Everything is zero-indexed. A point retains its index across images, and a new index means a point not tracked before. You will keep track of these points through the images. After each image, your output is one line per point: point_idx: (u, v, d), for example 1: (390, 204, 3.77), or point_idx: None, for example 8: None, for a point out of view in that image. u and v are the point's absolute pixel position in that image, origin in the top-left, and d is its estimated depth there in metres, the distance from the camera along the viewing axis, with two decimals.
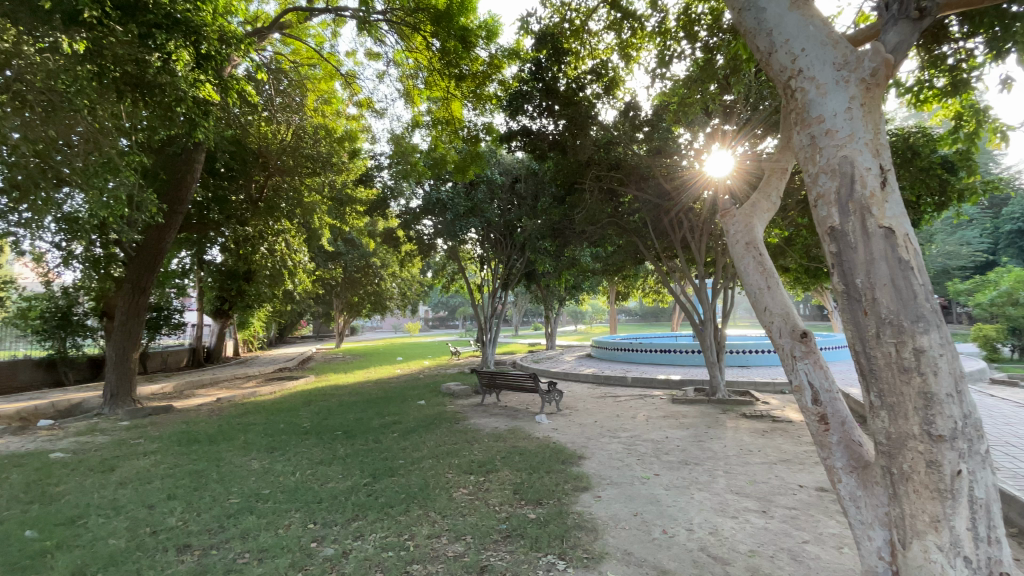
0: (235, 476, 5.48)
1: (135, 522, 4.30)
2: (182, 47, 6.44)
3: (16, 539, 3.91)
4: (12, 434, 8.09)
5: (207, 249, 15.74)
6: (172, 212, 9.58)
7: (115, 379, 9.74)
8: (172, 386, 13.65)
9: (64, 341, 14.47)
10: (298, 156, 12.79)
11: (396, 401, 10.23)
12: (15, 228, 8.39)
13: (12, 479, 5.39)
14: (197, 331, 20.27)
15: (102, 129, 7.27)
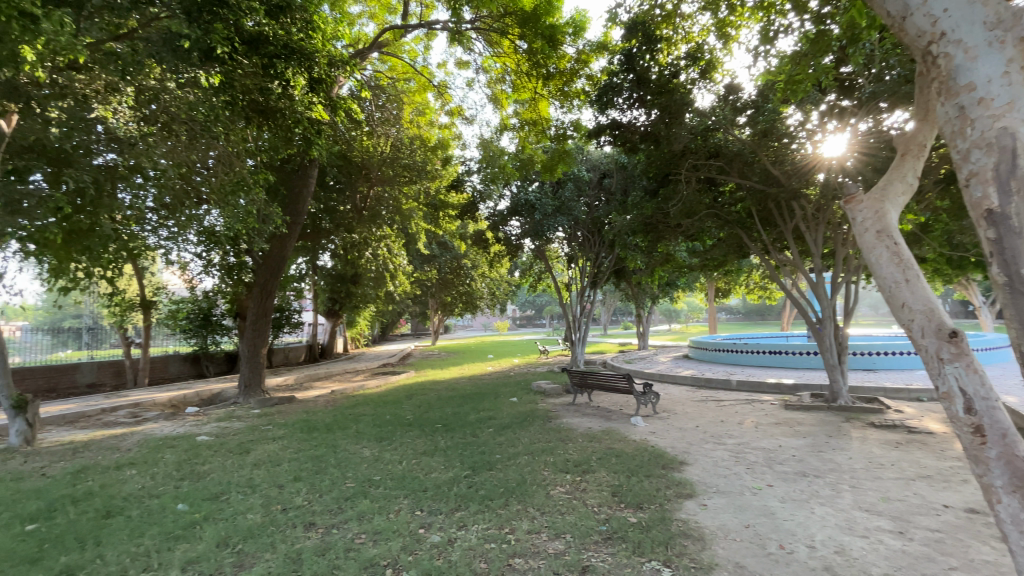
0: (350, 463, 5.98)
1: (268, 499, 4.84)
2: (299, 72, 7.24)
3: (177, 509, 4.58)
4: (170, 419, 9.51)
5: (320, 255, 17.32)
6: (292, 224, 10.67)
7: (249, 371, 11.09)
8: (294, 379, 15.26)
9: (207, 339, 16.75)
10: (397, 167, 13.25)
11: (490, 397, 10.51)
12: (166, 242, 9.77)
13: (171, 457, 6.33)
14: (312, 329, 22.43)
15: (233, 153, 8.33)
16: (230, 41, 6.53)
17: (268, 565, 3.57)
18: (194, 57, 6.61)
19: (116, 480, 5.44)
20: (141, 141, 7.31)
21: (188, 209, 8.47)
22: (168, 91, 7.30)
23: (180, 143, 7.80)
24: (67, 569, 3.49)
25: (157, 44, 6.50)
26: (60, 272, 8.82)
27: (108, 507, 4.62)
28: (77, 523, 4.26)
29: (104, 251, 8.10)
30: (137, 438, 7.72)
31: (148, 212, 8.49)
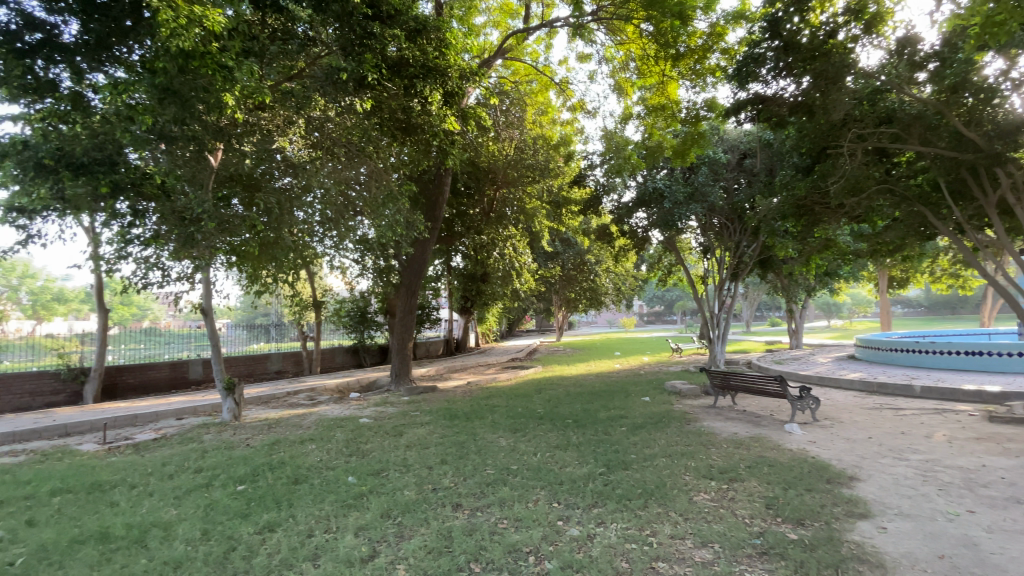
0: (489, 451, 6.32)
1: (420, 479, 5.34)
2: (435, 88, 7.94)
3: (347, 481, 5.28)
4: (338, 402, 10.99)
5: (454, 256, 18.53)
6: (432, 228, 11.76)
7: (398, 362, 12.30)
8: (435, 370, 16.66)
9: (363, 333, 19.01)
10: (521, 168, 13.86)
11: (621, 395, 10.30)
12: (330, 250, 11.24)
13: (340, 436, 7.32)
14: (449, 325, 24.16)
15: (382, 168, 9.32)
16: (378, 68, 7.38)
17: (424, 538, 3.94)
18: (349, 86, 7.57)
19: (300, 453, 6.45)
20: (310, 164, 8.72)
21: (348, 220, 9.58)
22: (330, 119, 8.54)
23: (339, 162, 8.95)
24: (271, 524, 4.23)
25: (321, 80, 7.40)
26: (253, 278, 10.63)
27: (296, 475, 5.50)
28: (275, 486, 5.14)
29: (285, 260, 9.50)
30: (314, 418, 9.06)
31: (315, 226, 9.69)
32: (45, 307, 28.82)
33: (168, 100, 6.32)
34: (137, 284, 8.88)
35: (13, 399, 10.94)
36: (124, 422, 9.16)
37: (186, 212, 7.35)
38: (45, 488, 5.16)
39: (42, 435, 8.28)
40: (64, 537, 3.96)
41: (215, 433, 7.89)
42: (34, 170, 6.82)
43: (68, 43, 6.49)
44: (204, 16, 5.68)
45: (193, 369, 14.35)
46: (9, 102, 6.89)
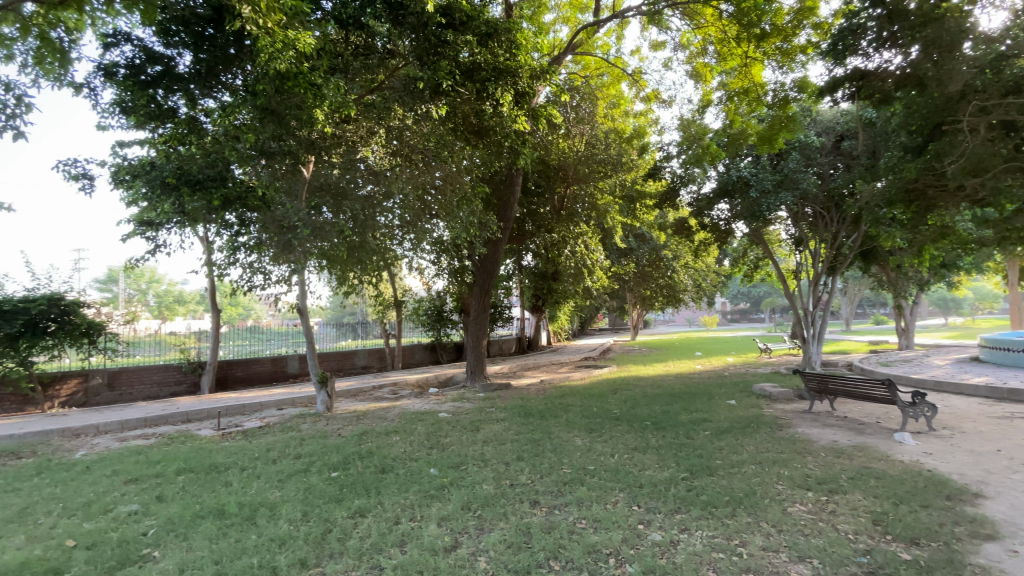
0: (565, 450, 6.30)
1: (498, 474, 5.45)
2: (506, 89, 8.05)
3: (429, 472, 5.51)
4: (419, 397, 11.49)
5: (525, 255, 18.66)
6: (505, 228, 11.91)
7: (474, 360, 12.57)
8: (509, 367, 16.90)
9: (440, 331, 19.81)
10: (592, 163, 13.46)
11: (703, 397, 9.83)
12: (409, 251, 11.73)
13: (421, 429, 7.65)
14: (521, 323, 24.37)
15: (456, 172, 9.60)
16: (452, 74, 7.66)
17: (503, 532, 4.02)
18: (425, 94, 7.85)
19: (386, 443, 6.82)
20: (391, 172, 9.10)
21: (426, 221, 10.14)
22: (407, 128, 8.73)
23: (416, 167, 9.29)
24: (362, 509, 4.52)
25: (400, 90, 7.85)
26: (341, 280, 11.38)
27: (383, 464, 5.83)
28: (364, 474, 5.48)
29: (369, 262, 10.04)
30: (398, 411, 9.54)
31: (396, 230, 10.16)
32: (168, 307, 32.75)
33: (266, 118, 6.91)
34: (245, 287, 9.82)
35: (144, 388, 12.60)
36: (234, 411, 10.20)
37: (284, 221, 8.01)
38: (171, 468, 5.87)
39: (169, 420, 9.44)
40: (189, 511, 4.49)
41: (311, 423, 8.56)
42: (161, 189, 7.79)
43: (183, 71, 7.29)
44: (297, 40, 6.23)
45: (291, 363, 15.62)
46: (138, 128, 7.88)
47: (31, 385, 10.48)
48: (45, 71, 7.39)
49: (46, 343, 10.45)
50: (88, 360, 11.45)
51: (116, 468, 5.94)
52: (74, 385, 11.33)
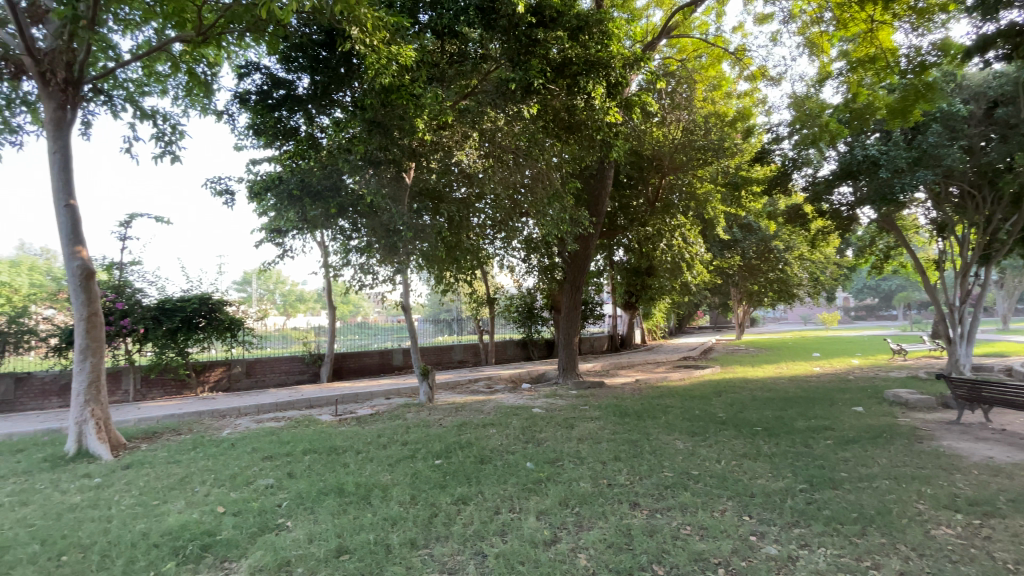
0: (665, 452, 6.07)
1: (595, 472, 5.40)
2: (598, 82, 7.89)
3: (527, 466, 5.61)
4: (513, 392, 11.72)
5: (617, 250, 18.20)
6: (596, 223, 11.79)
7: (566, 357, 12.49)
8: (602, 365, 16.64)
9: (531, 328, 20.07)
10: (691, 151, 13.01)
11: (821, 403, 8.91)
12: (499, 250, 12.00)
13: (517, 423, 7.80)
14: (614, 321, 23.78)
15: (546, 169, 9.49)
16: (544, 73, 7.72)
17: (603, 531, 3.99)
18: (518, 95, 8.07)
19: (484, 435, 7.06)
20: (485, 174, 9.29)
21: (516, 220, 10.48)
22: (500, 129, 8.83)
23: (507, 167, 9.33)
24: (464, 497, 4.73)
25: (492, 93, 8.17)
26: (438, 279, 11.96)
27: (482, 455, 6.04)
28: (465, 463, 5.72)
29: (464, 261, 10.50)
30: (493, 405, 9.82)
31: (488, 229, 10.61)
32: (292, 305, 36.66)
33: (374, 130, 7.66)
34: (355, 286, 10.70)
35: (275, 377, 14.20)
36: (348, 399, 11.19)
37: (390, 225, 8.49)
38: (298, 448, 6.59)
39: (295, 406, 10.60)
40: (314, 488, 5.01)
41: (415, 412, 9.12)
42: (288, 200, 8.63)
43: (302, 93, 8.10)
44: (399, 55, 6.77)
45: (395, 356, 16.86)
46: (265, 146, 8.86)
47: (187, 371, 12.32)
48: (194, 102, 8.59)
49: (199, 336, 12.28)
50: (231, 351, 13.22)
51: (254, 446, 6.80)
52: (220, 372, 13.12)
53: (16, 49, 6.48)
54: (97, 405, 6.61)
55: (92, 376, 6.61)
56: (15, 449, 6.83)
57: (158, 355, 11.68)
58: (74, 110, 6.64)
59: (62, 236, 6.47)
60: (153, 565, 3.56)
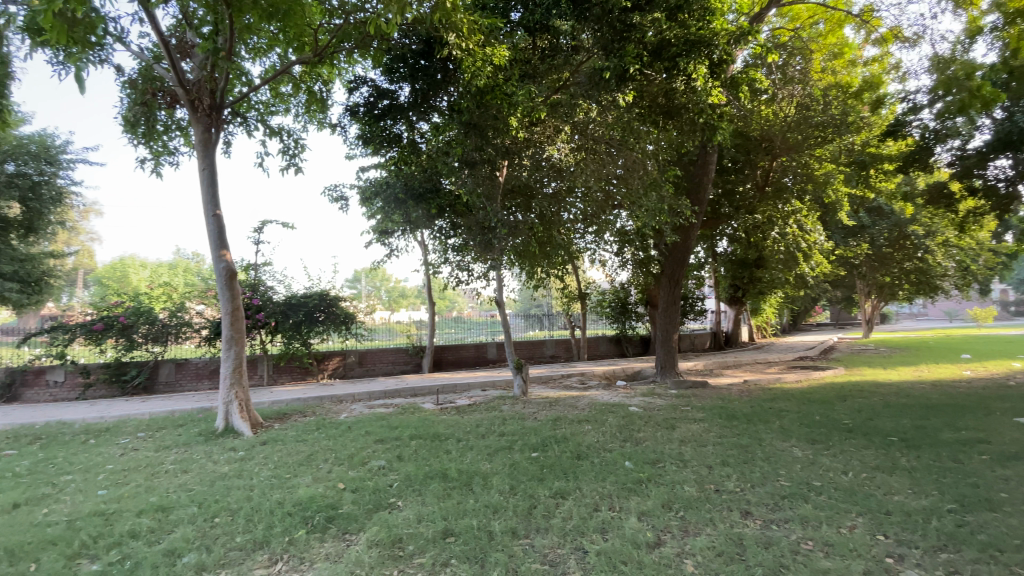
0: (781, 460, 5.58)
1: (700, 476, 5.12)
2: (699, 62, 7.41)
3: (625, 465, 5.47)
4: (608, 389, 11.50)
5: (718, 241, 17.02)
6: (699, 212, 11.08)
7: (664, 354, 11.94)
8: (704, 364, 15.74)
9: (625, 324, 19.60)
10: (808, 128, 12.01)
11: (976, 412, 7.63)
12: (591, 244, 11.82)
13: (614, 421, 7.64)
14: (717, 317, 22.29)
15: (640, 158, 9.02)
16: (640, 58, 7.37)
17: (711, 538, 3.77)
18: (612, 83, 7.66)
19: (580, 431, 7.01)
20: (576, 167, 9.00)
21: (607, 213, 10.09)
22: (593, 120, 8.59)
23: (600, 158, 9.01)
24: (562, 491, 4.73)
25: (585, 85, 7.87)
26: (529, 275, 12.05)
27: (579, 451, 6.00)
28: (562, 458, 5.73)
29: (556, 257, 10.44)
30: (588, 401, 9.70)
31: (579, 224, 10.35)
32: (397, 299, 39.19)
33: (470, 132, 7.90)
34: (453, 283, 11.16)
35: (383, 367, 15.26)
36: (448, 389, 11.74)
37: (486, 223, 8.74)
38: (405, 433, 7.05)
39: (401, 394, 11.36)
40: (420, 472, 5.32)
41: (510, 405, 9.31)
42: (394, 203, 9.53)
43: (403, 101, 8.59)
44: (492, 56, 7.11)
45: (490, 350, 17.38)
46: (373, 154, 9.54)
47: (310, 360, 13.74)
48: (311, 118, 9.45)
49: (319, 329, 13.65)
50: (345, 342, 14.49)
51: (367, 429, 7.40)
52: (337, 361, 14.44)
53: (171, 82, 7.58)
54: (239, 387, 7.59)
55: (235, 362, 7.59)
56: (179, 423, 8.08)
57: (286, 345, 13.19)
58: (218, 132, 7.63)
59: (211, 242, 7.52)
60: (287, 530, 4.01)
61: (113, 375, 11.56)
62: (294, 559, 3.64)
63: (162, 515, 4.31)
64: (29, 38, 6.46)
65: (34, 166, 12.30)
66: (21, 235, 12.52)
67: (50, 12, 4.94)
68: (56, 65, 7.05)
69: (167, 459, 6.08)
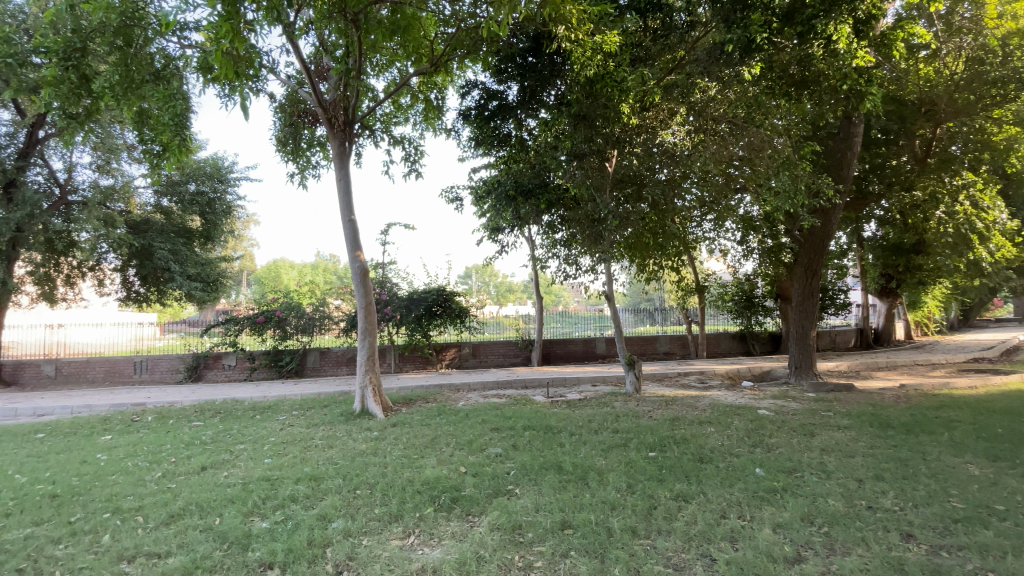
0: (952, 477, 4.76)
1: (847, 491, 4.54)
2: (842, 21, 6.56)
3: (756, 472, 5.03)
4: (731, 389, 10.69)
5: (865, 224, 14.88)
6: (842, 190, 9.92)
7: (799, 352, 10.76)
8: (848, 364, 13.97)
9: (751, 319, 18.09)
10: (982, 85, 10.11)
11: None
12: (711, 233, 11.08)
13: (740, 424, 7.07)
14: (863, 311, 19.54)
15: (767, 137, 8.21)
16: (769, 25, 6.77)
17: (863, 560, 3.36)
18: (735, 56, 7.08)
19: (701, 433, 6.60)
20: (692, 151, 8.23)
21: (727, 198, 9.37)
22: (713, 99, 7.91)
23: (721, 139, 8.20)
24: (684, 494, 4.50)
25: (703, 61, 7.36)
26: (641, 268, 11.60)
27: (701, 454, 5.65)
28: (683, 460, 5.44)
29: (669, 247, 9.93)
30: (709, 402, 9.09)
31: (694, 211, 9.66)
32: (504, 293, 40.40)
33: (579, 123, 7.84)
34: (561, 278, 11.17)
35: (496, 359, 15.82)
36: (558, 382, 11.81)
37: (595, 215, 8.53)
38: (519, 424, 7.23)
39: (514, 385, 11.69)
40: (536, 462, 5.42)
41: (623, 401, 9.08)
42: (505, 201, 9.31)
43: (512, 100, 8.81)
44: (603, 43, 7.03)
45: (599, 344, 17.10)
46: (484, 155, 9.86)
47: (429, 351, 14.73)
48: (428, 125, 10.08)
49: (437, 322, 14.56)
50: (460, 335, 15.28)
51: (483, 418, 7.71)
52: (453, 352, 15.29)
53: (311, 102, 8.54)
54: (372, 373, 8.36)
55: (369, 351, 8.37)
56: (324, 404, 9.16)
57: (410, 337, 14.31)
58: (350, 144, 8.43)
59: (347, 244, 8.37)
60: (417, 507, 4.34)
61: (272, 361, 13.46)
62: (424, 534, 3.92)
63: (314, 484, 4.92)
64: (203, 77, 7.74)
65: (210, 185, 14.69)
66: (202, 243, 15.09)
67: (220, 50, 5.85)
68: (223, 98, 8.35)
69: (315, 435, 6.92)
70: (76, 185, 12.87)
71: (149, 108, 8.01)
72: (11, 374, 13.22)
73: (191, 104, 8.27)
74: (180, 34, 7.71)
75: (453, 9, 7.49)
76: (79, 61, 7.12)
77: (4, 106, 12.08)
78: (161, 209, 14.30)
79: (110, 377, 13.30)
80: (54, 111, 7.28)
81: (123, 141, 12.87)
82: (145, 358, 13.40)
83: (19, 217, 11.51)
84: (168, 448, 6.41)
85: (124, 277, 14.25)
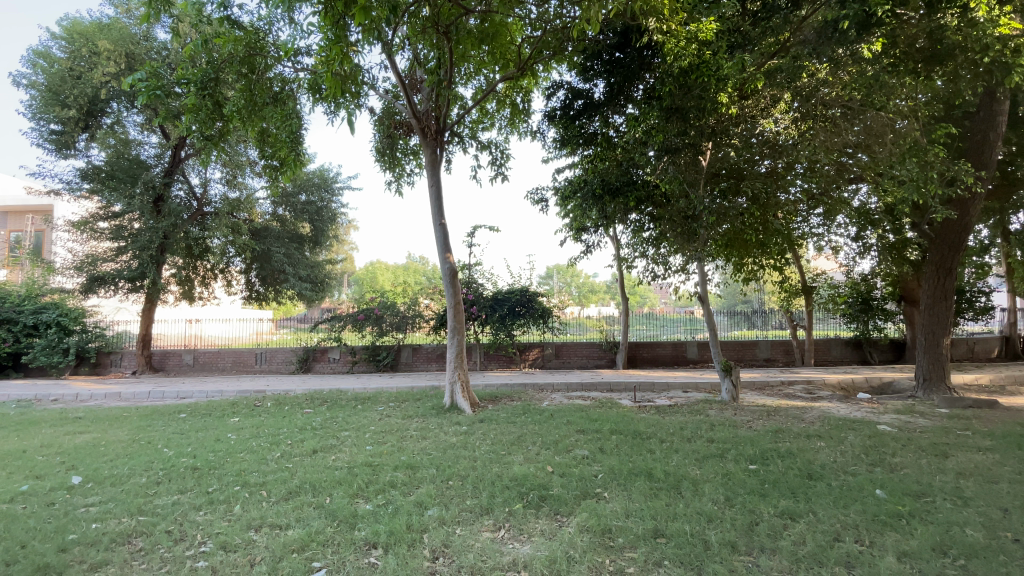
0: None
1: (989, 520, 3.94)
2: None
3: (875, 493, 4.51)
4: (843, 401, 9.68)
5: (1011, 215, 12.82)
6: (984, 177, 8.60)
7: (927, 362, 9.46)
8: (990, 377, 12.02)
9: (868, 324, 16.07)
10: None
11: None
12: (818, 228, 10.17)
13: (856, 440, 6.37)
14: (1010, 316, 16.70)
15: (887, 120, 7.61)
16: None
17: None
18: (851, 33, 6.29)
19: (810, 447, 6.05)
20: (799, 140, 7.74)
21: (839, 189, 8.58)
22: (824, 83, 7.65)
23: (831, 125, 7.76)
24: (790, 511, 4.15)
25: (813, 41, 6.66)
26: (737, 267, 10.87)
27: (810, 470, 5.18)
28: (789, 475, 5.03)
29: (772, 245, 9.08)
30: (817, 414, 8.29)
31: (800, 206, 8.81)
32: (587, 295, 40.21)
33: (672, 116, 7.54)
34: (648, 279, 10.82)
35: (579, 360, 15.65)
36: (646, 387, 11.47)
37: (688, 212, 8.10)
38: (605, 427, 7.10)
39: (598, 387, 11.53)
40: (625, 467, 5.30)
41: (718, 410, 8.57)
42: (591, 200, 8.98)
43: (599, 98, 8.75)
44: (698, 32, 7.03)
45: (690, 350, 16.30)
46: (570, 154, 9.82)
47: (513, 350, 15.04)
48: (513, 129, 10.25)
49: (521, 322, 14.81)
50: (543, 335, 15.39)
51: (568, 419, 7.70)
52: (536, 352, 15.43)
53: (406, 113, 9.02)
54: (460, 370, 8.66)
55: (457, 348, 8.67)
56: (417, 398, 9.67)
57: (495, 336, 14.63)
58: (441, 151, 8.81)
59: (438, 246, 8.76)
60: (507, 502, 4.44)
61: (371, 356, 14.54)
62: (514, 529, 4.00)
63: (411, 472, 5.21)
64: (313, 96, 8.52)
65: (318, 195, 16.31)
66: (311, 247, 16.62)
67: (330, 71, 6.30)
68: (330, 114, 9.10)
69: (409, 426, 7.34)
70: (208, 198, 14.65)
71: (268, 128, 8.92)
72: (159, 361, 15.28)
73: (304, 122, 9.18)
74: (294, 59, 8.55)
75: (542, 11, 7.55)
76: (213, 89, 7.96)
77: (154, 131, 14.16)
78: (277, 217, 15.88)
79: (237, 366, 15.11)
80: (195, 134, 8.26)
81: (246, 158, 14.59)
82: (264, 351, 15.04)
83: (166, 227, 13.53)
84: (285, 432, 7.12)
85: (247, 279, 16.07)
